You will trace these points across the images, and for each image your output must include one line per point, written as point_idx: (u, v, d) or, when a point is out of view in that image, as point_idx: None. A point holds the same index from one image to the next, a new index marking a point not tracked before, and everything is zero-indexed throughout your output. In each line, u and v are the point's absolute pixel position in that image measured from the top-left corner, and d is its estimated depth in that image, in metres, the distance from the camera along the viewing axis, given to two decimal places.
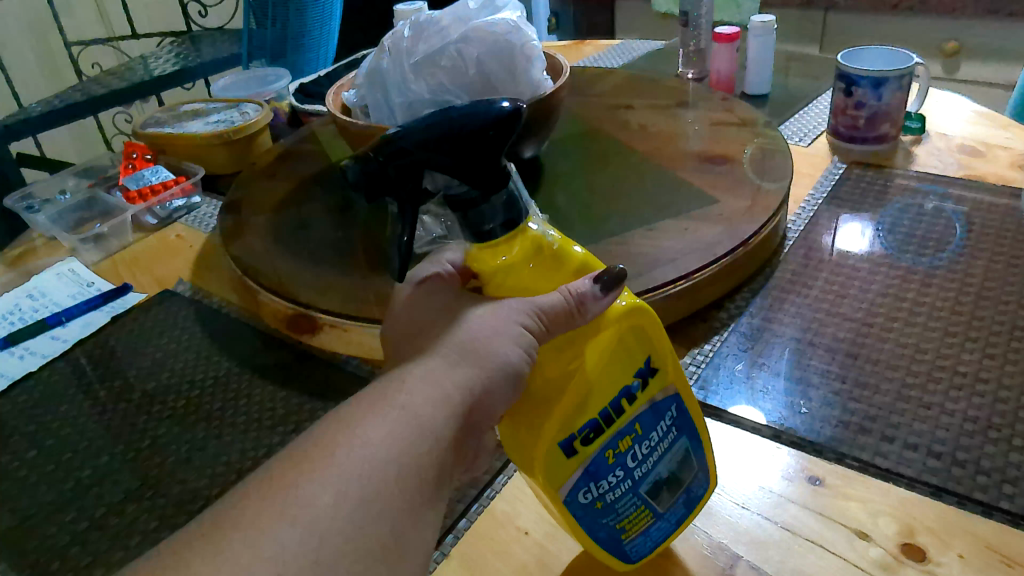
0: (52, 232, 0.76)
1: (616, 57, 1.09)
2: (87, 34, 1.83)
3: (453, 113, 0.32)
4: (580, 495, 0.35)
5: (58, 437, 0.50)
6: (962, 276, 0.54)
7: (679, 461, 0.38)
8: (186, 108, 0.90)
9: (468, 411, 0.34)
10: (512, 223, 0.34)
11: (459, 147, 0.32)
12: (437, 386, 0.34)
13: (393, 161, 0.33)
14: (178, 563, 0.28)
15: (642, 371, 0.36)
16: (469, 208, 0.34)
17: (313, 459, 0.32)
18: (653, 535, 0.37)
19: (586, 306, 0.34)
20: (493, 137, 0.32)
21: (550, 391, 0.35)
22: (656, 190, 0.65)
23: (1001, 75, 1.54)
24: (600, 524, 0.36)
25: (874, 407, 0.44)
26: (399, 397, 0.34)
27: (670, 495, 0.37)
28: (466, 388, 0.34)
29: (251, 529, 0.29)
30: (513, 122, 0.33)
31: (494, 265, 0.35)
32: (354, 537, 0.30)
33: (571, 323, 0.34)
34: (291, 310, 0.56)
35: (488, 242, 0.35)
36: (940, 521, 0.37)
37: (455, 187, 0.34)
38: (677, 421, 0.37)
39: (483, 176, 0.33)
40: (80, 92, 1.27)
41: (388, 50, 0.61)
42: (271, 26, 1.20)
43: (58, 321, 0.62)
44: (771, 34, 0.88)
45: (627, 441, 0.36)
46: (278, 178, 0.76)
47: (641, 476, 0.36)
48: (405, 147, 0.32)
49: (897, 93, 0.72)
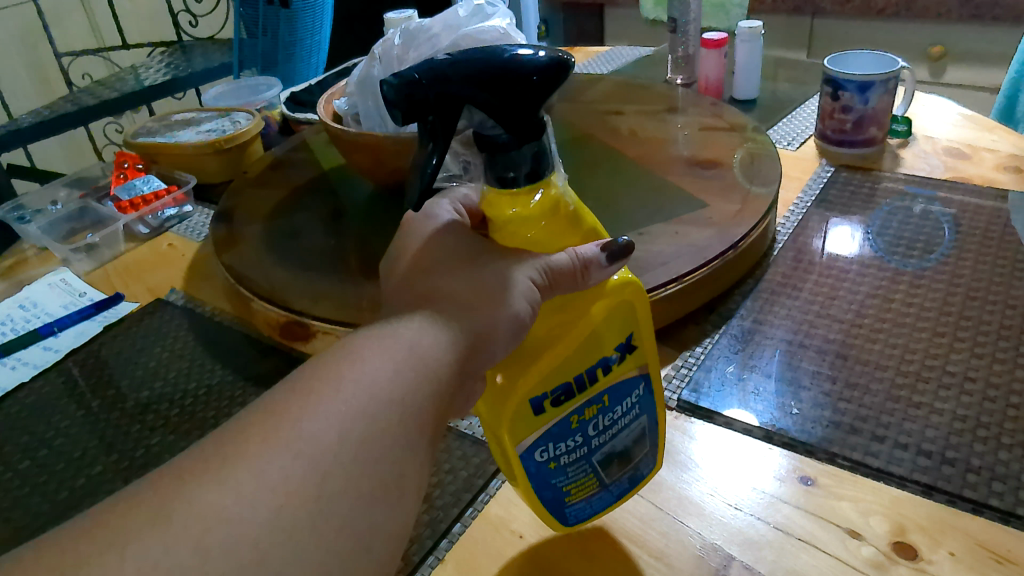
0: (43, 242, 0.76)
1: (606, 63, 1.10)
2: (77, 45, 1.83)
3: (498, 54, 0.32)
4: (537, 452, 0.37)
5: (52, 448, 0.50)
6: (950, 277, 0.55)
7: (634, 437, 0.40)
8: (178, 117, 0.90)
9: (467, 354, 0.34)
10: (536, 175, 0.34)
11: (502, 87, 0.31)
12: (442, 328, 0.35)
13: (437, 86, 0.31)
14: (195, 487, 0.29)
15: (622, 347, 0.38)
16: (499, 152, 0.33)
17: (316, 391, 0.32)
18: (595, 504, 0.40)
19: (590, 272, 0.35)
20: (536, 84, 0.31)
21: (531, 349, 0.36)
22: (648, 195, 0.66)
23: (987, 78, 1.56)
24: (548, 484, 0.38)
25: (864, 408, 0.44)
26: (407, 335, 0.34)
27: (619, 470, 0.40)
28: (470, 333, 0.35)
29: (252, 460, 0.29)
30: (556, 73, 0.32)
31: (507, 215, 0.35)
32: (354, 476, 0.30)
33: (572, 285, 0.35)
34: (283, 318, 0.56)
35: (509, 190, 0.34)
36: (931, 520, 0.38)
37: (489, 128, 0.33)
38: (641, 400, 0.40)
39: (520, 122, 0.32)
40: (72, 105, 1.27)
41: (379, 58, 0.63)
42: (262, 36, 1.21)
43: (50, 331, 0.62)
44: (759, 39, 0.89)
45: (593, 410, 0.38)
46: (271, 186, 0.76)
47: (597, 446, 0.39)
48: (450, 76, 0.31)
49: (883, 97, 0.74)
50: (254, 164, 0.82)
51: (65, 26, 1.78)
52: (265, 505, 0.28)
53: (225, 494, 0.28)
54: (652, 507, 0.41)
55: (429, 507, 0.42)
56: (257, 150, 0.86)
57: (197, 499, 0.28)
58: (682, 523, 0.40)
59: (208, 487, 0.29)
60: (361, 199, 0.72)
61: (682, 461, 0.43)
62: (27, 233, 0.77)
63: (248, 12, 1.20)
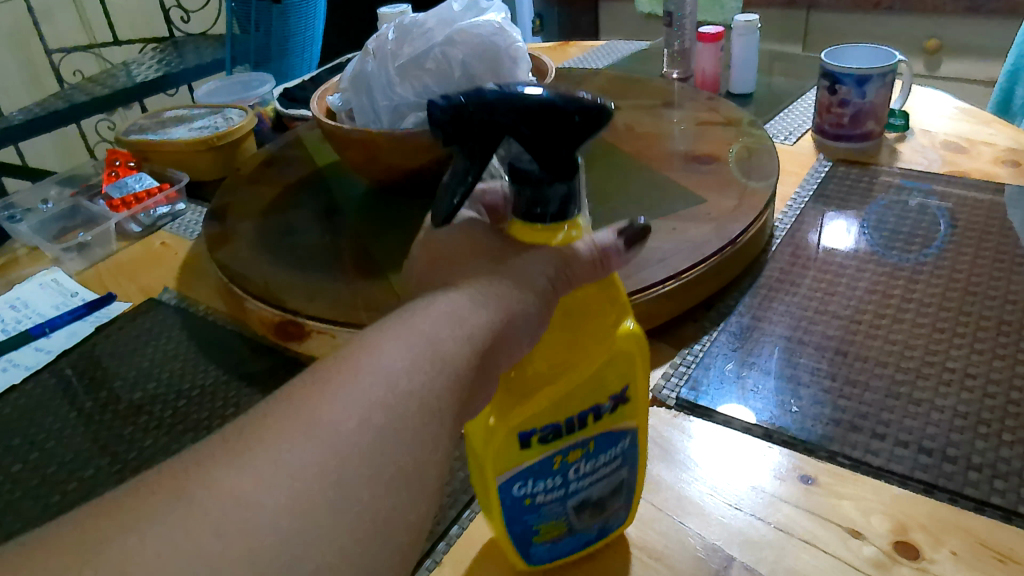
0: (34, 241, 0.75)
1: (602, 57, 1.10)
2: (68, 42, 1.82)
3: (547, 91, 0.31)
4: (515, 486, 0.35)
5: (43, 450, 0.50)
6: (949, 272, 0.55)
7: (612, 488, 0.37)
8: (170, 114, 0.90)
9: (488, 351, 0.31)
10: (564, 214, 0.33)
11: (542, 121, 0.30)
12: (463, 320, 0.31)
13: (481, 111, 0.31)
14: (209, 472, 0.26)
15: (616, 397, 0.35)
16: (533, 186, 0.32)
17: (343, 371, 0.30)
18: (561, 546, 0.38)
19: (609, 260, 0.33)
20: (577, 124, 0.31)
21: (526, 386, 0.34)
22: (645, 191, 0.65)
23: (982, 71, 1.56)
24: (520, 519, 0.36)
25: (864, 405, 0.44)
26: (427, 321, 0.31)
27: (592, 517, 0.37)
28: (492, 324, 0.31)
29: (266, 447, 0.27)
30: (603, 118, 0.31)
31: (528, 246, 0.34)
32: (376, 464, 0.28)
33: (592, 277, 0.33)
34: (277, 317, 0.56)
35: (532, 224, 0.34)
36: (932, 518, 0.38)
37: (523, 162, 0.32)
38: (627, 453, 0.37)
39: (554, 157, 0.31)
40: (63, 102, 1.26)
41: (373, 53, 0.62)
42: (255, 31, 1.20)
43: (42, 332, 0.61)
44: (755, 33, 0.88)
45: (576, 454, 0.35)
46: (265, 183, 0.75)
47: (574, 490, 0.36)
48: (494, 105, 0.31)
49: (881, 91, 0.73)
50: (247, 161, 0.81)
51: (55, 23, 1.77)
52: (277, 494, 0.26)
53: (242, 478, 0.26)
54: (651, 507, 0.41)
55: None
56: (251, 147, 0.86)
57: (214, 480, 0.26)
58: (681, 524, 0.39)
59: (228, 470, 0.27)
60: (355, 196, 0.71)
61: (680, 460, 0.43)
62: (18, 232, 0.76)
63: (241, 7, 1.19)
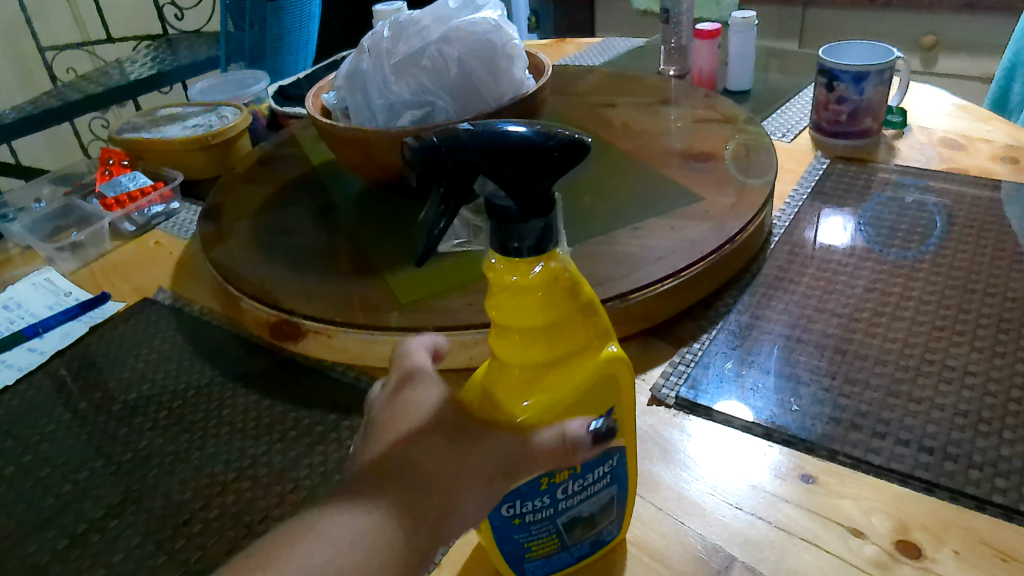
0: (27, 241, 0.74)
1: (598, 55, 1.09)
2: (60, 39, 1.81)
3: (519, 129, 0.29)
4: (503, 507, 0.34)
5: (37, 453, 0.49)
6: (947, 270, 0.54)
7: (602, 504, 0.36)
8: (164, 113, 0.89)
9: (430, 528, 0.33)
10: (541, 249, 0.29)
11: (520, 159, 0.28)
12: (409, 499, 0.33)
13: (455, 155, 0.29)
14: None
15: (601, 418, 0.34)
16: (506, 223, 0.29)
17: (302, 543, 0.33)
18: (553, 561, 0.37)
19: (577, 451, 0.32)
20: (557, 159, 0.29)
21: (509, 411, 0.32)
22: (642, 189, 0.65)
23: (977, 68, 1.56)
24: (509, 538, 0.35)
25: (865, 404, 0.44)
26: (378, 492, 0.34)
27: (582, 533, 0.36)
28: (433, 512, 0.33)
29: None
30: (580, 152, 0.29)
31: (505, 283, 0.30)
32: None
33: (556, 463, 0.32)
34: (273, 317, 0.55)
35: (509, 257, 0.30)
36: (934, 517, 0.37)
37: (500, 198, 0.29)
38: (615, 470, 0.36)
39: (534, 193, 0.29)
40: (56, 100, 1.25)
41: (368, 51, 0.62)
42: (249, 28, 1.19)
43: (35, 333, 0.61)
44: (752, 30, 0.88)
45: (564, 474, 0.34)
46: (259, 182, 0.75)
47: (563, 508, 0.35)
48: (465, 145, 0.28)
49: (878, 88, 0.73)
50: (241, 160, 0.81)
51: (48, 20, 1.76)
52: None
53: None
54: (651, 507, 0.40)
55: None
56: (245, 145, 0.85)
57: None
58: (682, 523, 0.39)
59: None
60: (351, 195, 0.71)
61: (679, 459, 0.43)
62: (10, 232, 0.75)
63: (235, 4, 1.18)
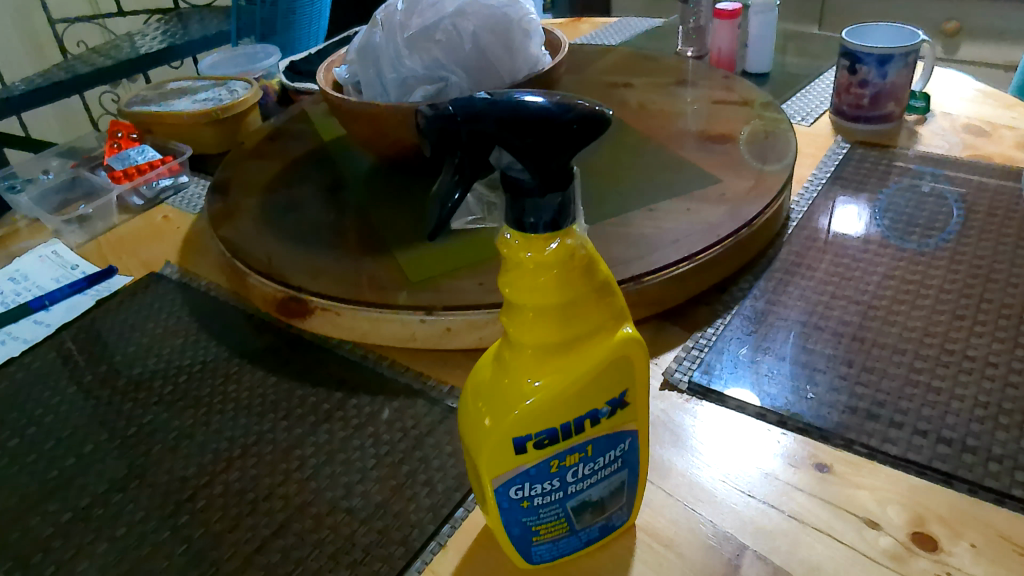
0: (35, 214, 0.74)
1: (615, 34, 1.07)
2: (72, 12, 1.80)
3: (538, 100, 0.28)
4: (511, 489, 0.33)
5: (41, 425, 0.49)
6: (969, 258, 0.53)
7: (613, 489, 0.35)
8: (174, 86, 0.88)
9: None
10: (557, 226, 0.28)
11: (537, 130, 0.27)
12: None
13: (471, 124, 0.28)
14: None
15: (614, 401, 0.33)
16: (522, 196, 0.28)
17: None
18: (560, 545, 0.36)
19: None
20: (576, 132, 0.28)
21: (519, 391, 0.31)
22: (657, 171, 0.64)
23: (1002, 56, 1.53)
24: (517, 521, 0.34)
25: (882, 393, 0.43)
26: None
27: (592, 518, 0.36)
28: None
29: None
30: (601, 125, 0.28)
31: (519, 259, 0.29)
32: None
33: None
34: (280, 293, 0.54)
35: (524, 233, 0.29)
36: (952, 510, 0.36)
37: (516, 170, 0.28)
38: (626, 454, 0.35)
39: (551, 166, 0.28)
40: (66, 72, 1.24)
41: (381, 24, 0.61)
42: (261, 3, 1.18)
43: (41, 305, 0.60)
44: (773, 10, 0.86)
45: (574, 458, 0.33)
46: (269, 158, 0.74)
47: (573, 492, 0.34)
48: (481, 113, 0.28)
49: (902, 72, 0.71)
50: (251, 134, 0.80)
51: None
52: None
53: None
54: (662, 493, 0.39)
55: (429, 491, 0.40)
56: (255, 120, 0.84)
57: None
58: (693, 511, 0.38)
59: None
60: (361, 172, 0.70)
61: (691, 446, 0.42)
62: (18, 204, 0.75)
63: None
